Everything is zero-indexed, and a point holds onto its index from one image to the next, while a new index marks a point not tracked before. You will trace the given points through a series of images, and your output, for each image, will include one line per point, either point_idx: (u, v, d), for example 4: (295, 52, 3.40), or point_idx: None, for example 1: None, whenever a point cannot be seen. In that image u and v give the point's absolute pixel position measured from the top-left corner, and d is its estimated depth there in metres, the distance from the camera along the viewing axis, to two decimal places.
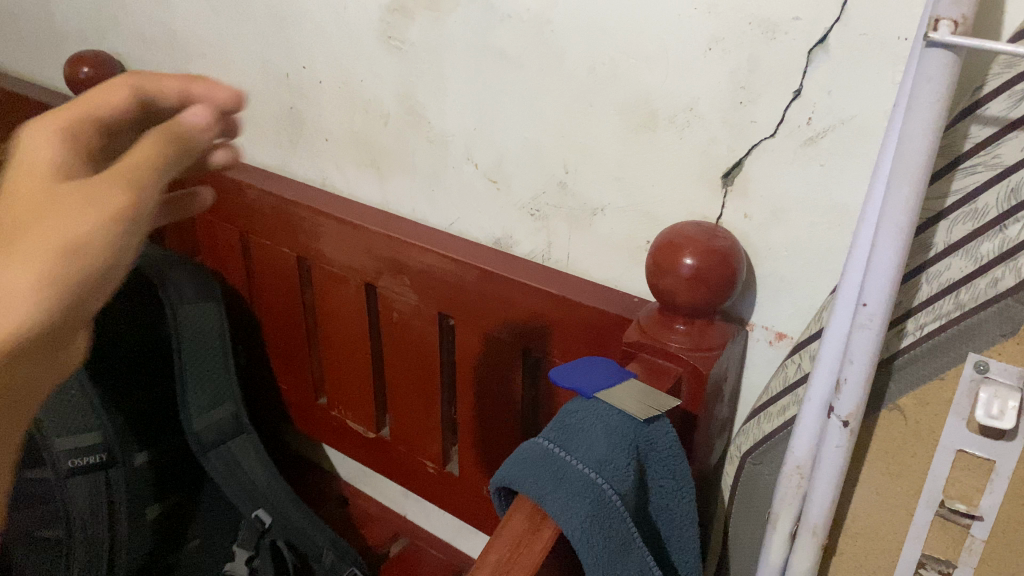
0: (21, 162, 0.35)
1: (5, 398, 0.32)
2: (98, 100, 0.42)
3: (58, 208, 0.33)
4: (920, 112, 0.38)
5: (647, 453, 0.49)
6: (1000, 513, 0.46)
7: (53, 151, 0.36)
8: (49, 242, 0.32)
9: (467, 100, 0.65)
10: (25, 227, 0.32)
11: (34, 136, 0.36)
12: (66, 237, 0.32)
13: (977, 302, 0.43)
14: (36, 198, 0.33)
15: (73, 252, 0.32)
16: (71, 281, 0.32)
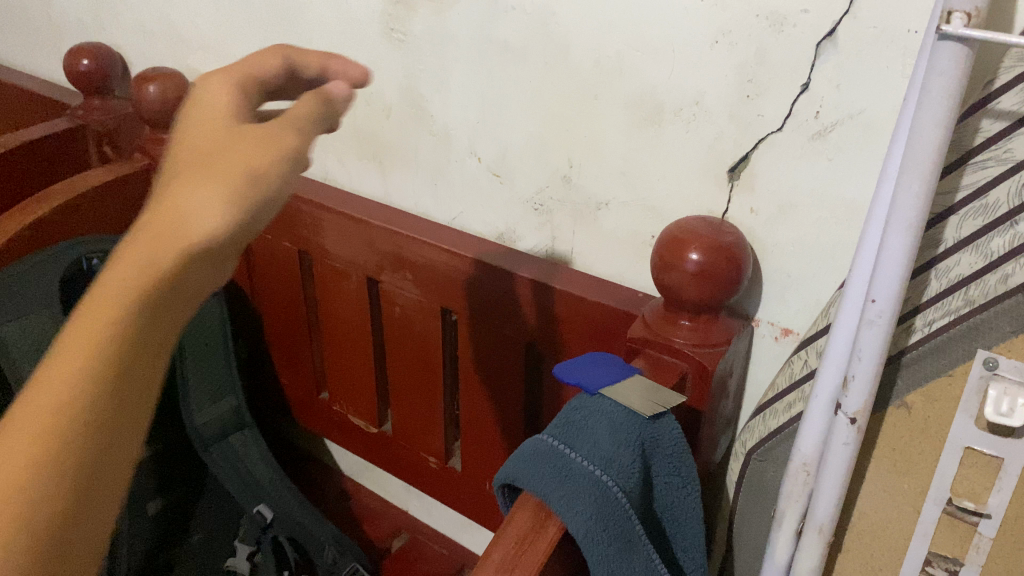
0: (198, 103, 0.35)
1: (178, 306, 0.30)
2: (251, 63, 0.38)
3: (248, 139, 0.33)
4: (931, 106, 0.37)
5: (653, 450, 0.49)
6: (1009, 512, 0.46)
7: (232, 99, 0.35)
8: (238, 163, 0.32)
9: (471, 93, 0.65)
10: (215, 153, 0.32)
11: (215, 82, 0.36)
12: (252, 161, 0.32)
13: (986, 298, 0.42)
14: (222, 133, 0.33)
15: (256, 173, 0.32)
16: (253, 202, 0.31)
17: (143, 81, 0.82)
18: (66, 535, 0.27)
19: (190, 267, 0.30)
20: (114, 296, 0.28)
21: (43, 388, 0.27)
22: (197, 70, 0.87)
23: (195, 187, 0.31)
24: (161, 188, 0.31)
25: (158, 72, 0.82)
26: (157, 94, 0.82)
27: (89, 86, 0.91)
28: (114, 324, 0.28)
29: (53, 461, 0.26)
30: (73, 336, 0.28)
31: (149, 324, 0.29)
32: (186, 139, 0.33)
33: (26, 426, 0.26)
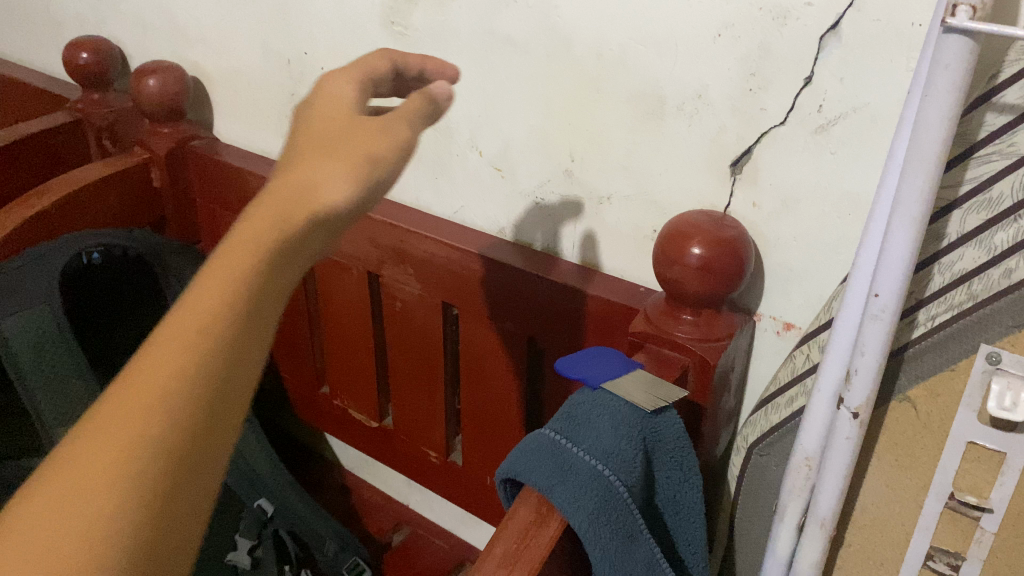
0: (325, 89, 0.37)
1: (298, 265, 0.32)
2: (366, 63, 0.40)
3: (365, 125, 0.34)
4: (936, 99, 0.37)
5: (654, 444, 0.49)
6: (1011, 506, 0.46)
7: (350, 95, 0.37)
8: (355, 146, 0.33)
9: (473, 87, 0.65)
10: (332, 138, 0.34)
11: (340, 78, 0.38)
12: (368, 145, 0.34)
13: (990, 292, 0.42)
14: (342, 118, 0.35)
15: (373, 155, 0.33)
16: (374, 180, 0.33)
17: (143, 74, 0.82)
18: (186, 482, 0.27)
19: (300, 243, 0.31)
20: (230, 269, 0.30)
21: (165, 348, 0.28)
22: (196, 64, 0.87)
23: (313, 168, 0.33)
24: (280, 171, 0.33)
25: (158, 66, 0.82)
26: (157, 88, 0.81)
27: (88, 80, 0.91)
28: (230, 293, 0.29)
29: (175, 418, 0.27)
30: (192, 303, 0.29)
31: (272, 278, 0.31)
32: (312, 120, 0.35)
33: (148, 384, 0.27)
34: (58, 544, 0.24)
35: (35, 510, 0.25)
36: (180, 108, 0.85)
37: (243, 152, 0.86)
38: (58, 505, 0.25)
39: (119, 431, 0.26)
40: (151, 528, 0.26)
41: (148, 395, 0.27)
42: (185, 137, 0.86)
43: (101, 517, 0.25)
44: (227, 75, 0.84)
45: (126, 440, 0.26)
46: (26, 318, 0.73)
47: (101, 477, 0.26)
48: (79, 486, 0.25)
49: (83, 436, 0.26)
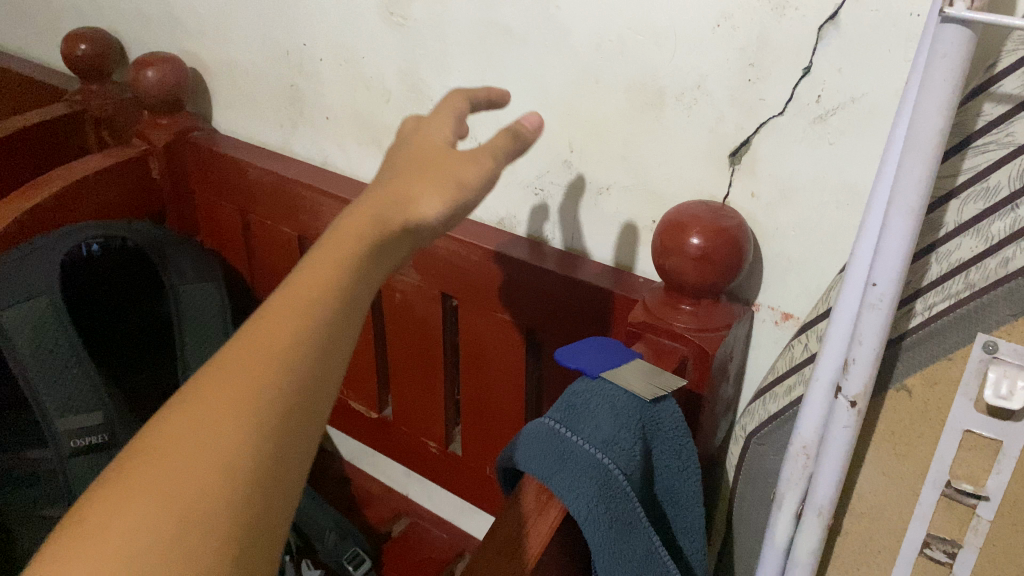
0: (429, 117, 0.40)
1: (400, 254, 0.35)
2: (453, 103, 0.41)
3: (452, 152, 0.37)
4: (934, 89, 0.37)
5: (653, 433, 0.49)
6: (1007, 494, 0.46)
7: (449, 134, 0.39)
8: (445, 167, 0.36)
9: (472, 77, 0.65)
10: (422, 161, 0.36)
11: (434, 121, 0.40)
12: (457, 165, 0.36)
13: (987, 282, 0.42)
14: (445, 139, 0.38)
15: (461, 176, 0.35)
16: (473, 192, 0.36)
17: (141, 66, 0.82)
18: (300, 430, 0.29)
19: (386, 248, 0.33)
20: (324, 267, 0.31)
21: (262, 334, 0.29)
22: (195, 55, 0.87)
23: (405, 185, 0.35)
24: (382, 180, 0.36)
25: (155, 57, 0.82)
26: (155, 79, 0.81)
27: (86, 71, 0.91)
28: (323, 290, 0.31)
29: (282, 389, 0.28)
30: (285, 297, 0.31)
31: (379, 260, 0.33)
32: (418, 138, 0.38)
33: (250, 365, 0.28)
34: (181, 491, 0.25)
35: (145, 472, 0.26)
36: (179, 99, 0.85)
37: (242, 143, 0.86)
38: (178, 459, 0.26)
39: (223, 405, 0.27)
40: (256, 499, 0.27)
41: (249, 374, 0.28)
42: (184, 128, 0.86)
43: (210, 482, 0.26)
44: (226, 66, 0.84)
45: (230, 413, 0.27)
46: (25, 309, 0.73)
47: (209, 445, 0.27)
48: (187, 452, 0.26)
49: (186, 410, 0.28)
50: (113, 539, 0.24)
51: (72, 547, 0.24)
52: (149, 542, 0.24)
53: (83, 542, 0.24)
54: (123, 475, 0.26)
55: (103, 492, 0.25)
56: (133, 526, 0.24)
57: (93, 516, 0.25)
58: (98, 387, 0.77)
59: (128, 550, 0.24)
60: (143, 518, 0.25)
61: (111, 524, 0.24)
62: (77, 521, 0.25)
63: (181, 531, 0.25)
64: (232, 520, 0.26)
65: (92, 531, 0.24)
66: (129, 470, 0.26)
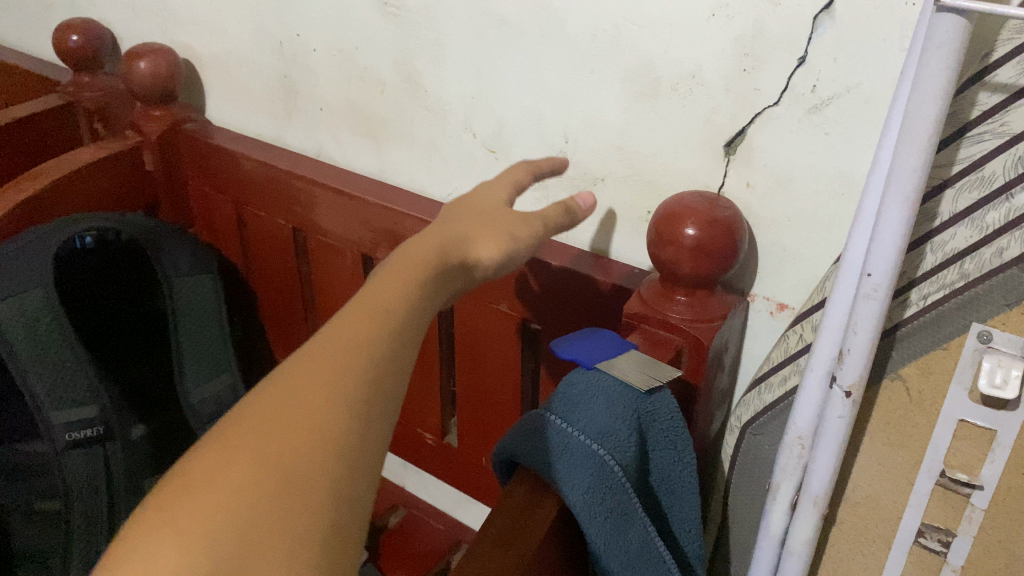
0: (481, 188, 0.49)
1: (456, 282, 0.42)
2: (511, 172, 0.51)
3: (507, 212, 0.47)
4: (929, 79, 0.37)
5: (648, 424, 0.49)
6: (1001, 483, 0.46)
7: (507, 193, 0.49)
8: (499, 224, 0.45)
9: (466, 67, 0.64)
10: (479, 217, 0.46)
11: (494, 183, 0.50)
12: (509, 223, 0.45)
13: (982, 271, 0.42)
14: (495, 204, 0.47)
15: (514, 232, 0.45)
16: (518, 249, 0.45)
17: (133, 57, 0.81)
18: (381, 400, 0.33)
19: (447, 277, 0.41)
20: (395, 285, 0.38)
21: (342, 331, 0.34)
22: (187, 46, 0.87)
23: (466, 233, 0.44)
24: (441, 227, 0.45)
25: (148, 49, 0.82)
26: (148, 70, 0.81)
27: (78, 63, 0.90)
28: (394, 300, 0.37)
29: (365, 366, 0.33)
30: (362, 305, 0.36)
31: (441, 282, 0.41)
32: (471, 202, 0.47)
33: (335, 354, 0.33)
34: (281, 447, 0.29)
35: (245, 434, 0.29)
36: (172, 91, 0.84)
37: (236, 135, 0.85)
38: (275, 423, 0.30)
39: (312, 383, 0.31)
40: (346, 461, 0.30)
41: (335, 359, 0.32)
42: (177, 120, 0.86)
43: (307, 436, 0.29)
44: (219, 57, 0.84)
45: (319, 390, 0.31)
46: (20, 303, 0.73)
47: (303, 414, 0.30)
48: (282, 419, 0.30)
49: (279, 387, 0.31)
50: (221, 485, 0.27)
51: (182, 491, 0.27)
52: (253, 488, 0.28)
53: (193, 487, 0.27)
54: (229, 439, 0.29)
55: (208, 448, 0.29)
56: (238, 475, 0.28)
57: (200, 467, 0.28)
58: (93, 379, 0.77)
59: (235, 494, 0.27)
60: (248, 469, 0.28)
61: (218, 473, 0.28)
62: (183, 474, 0.28)
63: (280, 478, 0.28)
64: (326, 470, 0.29)
65: (202, 479, 0.27)
66: (231, 432, 0.29)
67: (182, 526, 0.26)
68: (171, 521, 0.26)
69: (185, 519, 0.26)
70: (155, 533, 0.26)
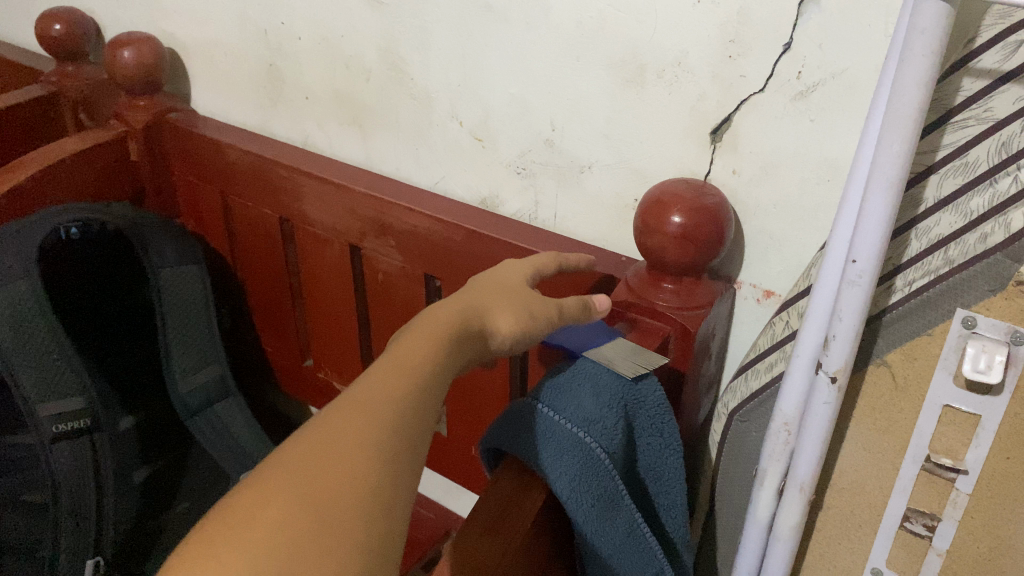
0: (500, 268, 0.50)
1: (475, 354, 0.42)
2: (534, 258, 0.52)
3: (524, 289, 0.47)
4: (912, 64, 0.37)
5: (635, 411, 0.49)
6: (985, 467, 0.46)
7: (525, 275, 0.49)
8: (519, 299, 0.45)
9: (451, 54, 0.64)
10: (500, 293, 0.46)
11: (512, 265, 0.50)
12: (529, 299, 0.46)
13: (965, 258, 0.42)
14: (514, 282, 0.48)
15: (533, 308, 0.45)
16: (536, 327, 0.45)
17: (117, 46, 0.80)
18: (409, 455, 0.32)
19: (468, 341, 0.41)
20: (422, 347, 0.37)
21: (376, 386, 0.34)
22: (172, 35, 0.86)
23: (487, 304, 0.44)
24: (460, 296, 0.44)
25: (132, 37, 0.81)
26: (132, 59, 0.80)
27: (61, 52, 0.89)
28: (419, 362, 0.36)
29: (396, 422, 0.32)
30: (390, 362, 0.36)
31: (462, 350, 0.40)
32: (489, 279, 0.48)
33: (368, 406, 0.32)
34: (322, 486, 0.29)
35: (285, 475, 0.29)
36: (157, 80, 0.84)
37: (222, 124, 0.85)
38: (316, 463, 0.29)
39: (349, 430, 0.31)
40: (379, 508, 0.30)
41: (369, 412, 0.32)
42: (162, 110, 0.85)
43: (344, 481, 0.29)
44: (204, 45, 0.83)
45: (354, 441, 0.31)
46: (6, 295, 0.72)
47: (341, 459, 0.30)
48: (319, 462, 0.29)
49: (319, 430, 0.31)
50: (263, 523, 0.27)
51: (223, 527, 0.26)
52: (295, 522, 0.27)
53: (234, 524, 0.26)
54: (271, 477, 0.29)
55: (250, 486, 0.28)
56: (278, 514, 0.27)
57: (243, 503, 0.27)
58: (79, 371, 0.77)
59: (276, 533, 0.27)
60: (288, 510, 0.27)
61: (259, 510, 0.27)
62: (226, 508, 0.27)
63: (321, 516, 0.28)
64: (361, 512, 0.29)
65: (244, 514, 0.27)
66: (273, 474, 0.29)
67: (222, 561, 0.25)
68: (212, 558, 0.25)
69: (231, 552, 0.26)
70: (196, 569, 0.25)
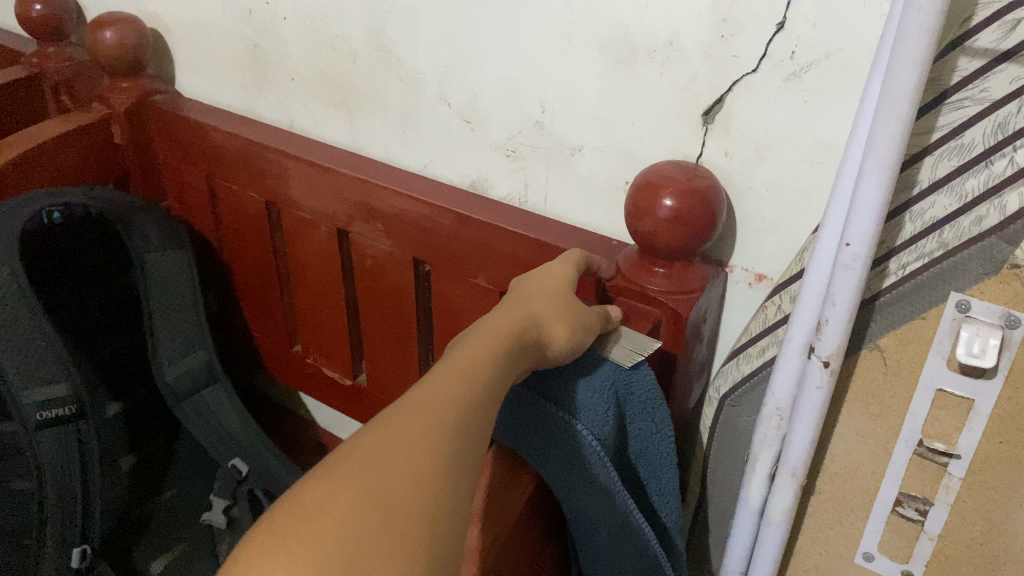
0: (546, 267, 0.49)
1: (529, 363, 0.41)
2: (575, 258, 0.51)
3: (571, 292, 0.46)
4: (908, 43, 0.36)
5: (626, 398, 0.47)
6: (978, 452, 0.46)
7: (566, 268, 0.49)
8: (571, 306, 0.45)
9: (439, 34, 0.63)
10: (552, 295, 0.45)
11: (556, 261, 0.49)
12: (579, 309, 0.45)
13: (961, 240, 0.41)
14: (561, 282, 0.47)
15: (582, 319, 0.44)
16: (583, 339, 0.44)
17: (98, 27, 0.79)
18: (468, 459, 0.31)
19: (525, 351, 0.40)
20: (479, 352, 0.36)
21: (436, 390, 0.33)
22: (154, 14, 0.84)
23: (542, 310, 0.43)
24: (512, 302, 0.43)
25: (113, 18, 0.79)
26: (114, 41, 0.79)
27: (42, 32, 0.88)
28: (482, 370, 0.35)
29: (458, 426, 0.32)
30: (448, 367, 0.35)
31: (518, 358, 0.39)
32: (535, 281, 0.47)
33: (432, 407, 0.31)
34: (388, 484, 0.27)
35: (350, 467, 0.28)
36: (140, 61, 0.82)
37: (207, 106, 0.83)
38: (384, 458, 0.28)
39: (415, 431, 0.30)
40: (442, 513, 0.28)
41: (430, 412, 0.31)
42: (145, 92, 0.84)
43: (410, 481, 0.28)
44: (188, 26, 0.82)
45: (421, 441, 0.30)
46: None
47: (406, 460, 0.29)
48: (388, 458, 0.28)
49: (385, 428, 0.30)
50: (330, 520, 0.26)
51: (291, 520, 0.25)
52: (362, 521, 0.26)
53: (302, 514, 0.26)
54: (339, 470, 0.27)
55: (318, 480, 0.27)
56: (346, 509, 0.26)
57: (311, 497, 0.26)
58: (65, 360, 0.76)
59: (343, 531, 0.25)
60: (355, 507, 0.26)
61: (327, 501, 0.26)
62: (293, 501, 0.26)
63: (385, 516, 0.27)
64: (425, 514, 0.28)
65: (309, 508, 0.26)
66: (341, 468, 0.28)
67: (290, 554, 0.24)
68: (281, 553, 0.24)
69: (297, 546, 0.25)
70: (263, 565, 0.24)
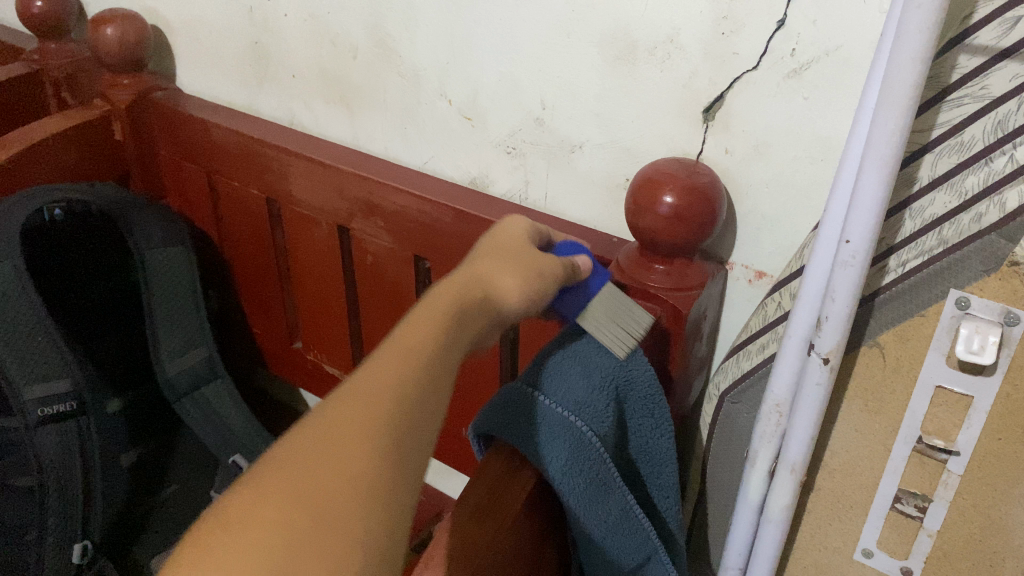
0: (500, 229, 0.48)
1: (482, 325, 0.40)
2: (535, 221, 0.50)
3: (526, 251, 0.45)
4: (907, 40, 0.36)
5: (626, 392, 0.49)
6: (977, 448, 0.46)
7: (523, 228, 0.48)
8: (523, 264, 0.44)
9: (440, 30, 0.63)
10: (504, 260, 0.44)
11: (511, 223, 0.48)
12: (533, 264, 0.44)
13: (961, 237, 0.42)
14: (514, 243, 0.46)
15: (536, 275, 0.43)
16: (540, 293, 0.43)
17: (99, 23, 0.79)
18: (412, 439, 0.30)
19: (473, 317, 0.39)
20: (423, 325, 0.35)
21: (375, 371, 0.32)
22: (155, 11, 0.84)
23: (491, 276, 0.42)
24: (460, 269, 0.42)
25: (114, 14, 0.79)
26: (115, 37, 0.79)
27: (43, 29, 0.88)
28: (424, 344, 0.34)
29: (398, 405, 0.31)
30: (390, 344, 0.34)
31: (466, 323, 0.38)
32: (488, 245, 0.46)
33: (368, 393, 0.30)
34: (320, 482, 0.27)
35: (283, 463, 0.27)
36: (140, 57, 0.82)
37: (207, 102, 0.83)
38: (316, 455, 0.28)
39: (349, 421, 0.29)
40: (383, 500, 0.28)
41: (365, 398, 0.30)
42: (146, 88, 0.84)
43: (344, 474, 0.27)
44: (189, 22, 0.82)
45: (355, 431, 0.29)
46: None
47: (338, 453, 0.28)
48: (319, 455, 0.28)
49: (316, 424, 0.29)
50: (257, 527, 0.25)
51: (215, 533, 0.25)
52: (290, 525, 0.25)
53: (227, 525, 0.25)
54: (267, 474, 0.27)
55: (246, 487, 0.27)
56: (274, 516, 0.26)
57: (238, 506, 0.26)
58: (65, 356, 0.76)
59: (269, 537, 0.25)
60: (283, 512, 0.26)
61: (253, 509, 0.26)
62: (222, 512, 0.26)
63: (316, 515, 0.26)
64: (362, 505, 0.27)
65: (236, 518, 0.25)
66: (269, 471, 0.27)
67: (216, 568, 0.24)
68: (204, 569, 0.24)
69: (221, 559, 0.24)
70: None
